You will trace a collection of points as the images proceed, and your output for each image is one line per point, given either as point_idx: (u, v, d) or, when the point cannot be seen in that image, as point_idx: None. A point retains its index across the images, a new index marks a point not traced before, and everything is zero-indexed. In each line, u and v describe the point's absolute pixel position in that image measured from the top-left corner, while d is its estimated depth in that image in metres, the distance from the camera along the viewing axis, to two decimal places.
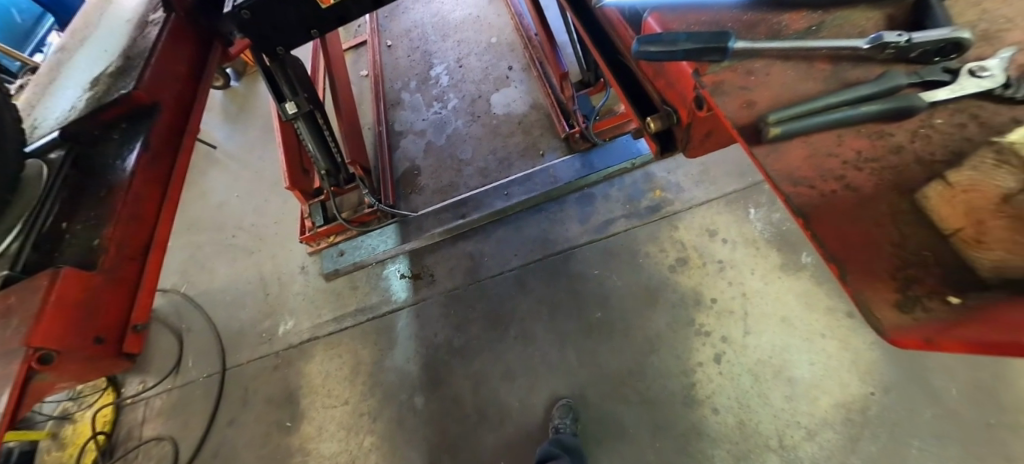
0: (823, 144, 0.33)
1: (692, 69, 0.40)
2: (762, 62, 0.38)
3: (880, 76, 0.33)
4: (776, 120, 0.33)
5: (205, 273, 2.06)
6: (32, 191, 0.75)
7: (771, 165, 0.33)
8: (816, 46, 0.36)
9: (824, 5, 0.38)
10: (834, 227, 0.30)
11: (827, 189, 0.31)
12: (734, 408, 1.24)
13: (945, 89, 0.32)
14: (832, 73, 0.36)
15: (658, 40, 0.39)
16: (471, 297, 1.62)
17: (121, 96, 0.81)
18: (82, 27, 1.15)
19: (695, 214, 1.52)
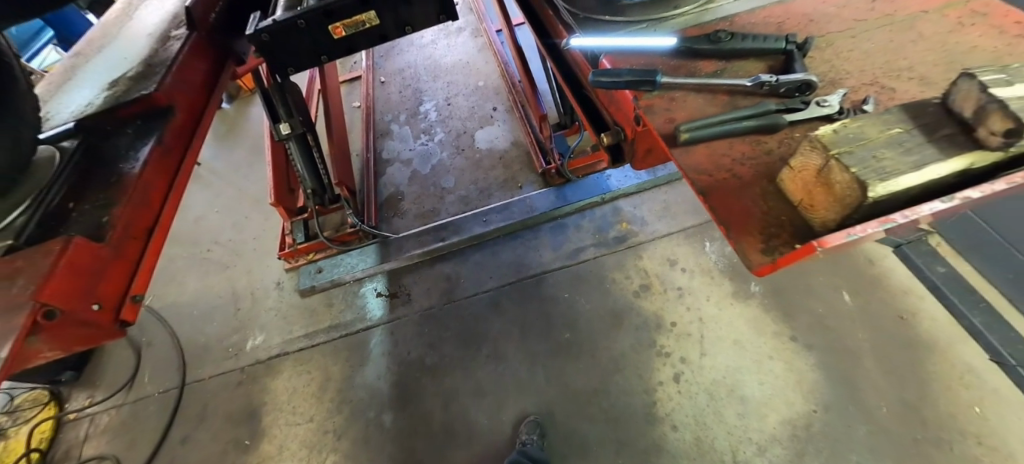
0: (719, 147, 0.45)
1: (632, 96, 0.52)
2: (682, 92, 0.51)
3: (758, 103, 0.47)
4: (686, 129, 0.46)
5: (174, 285, 2.03)
6: (42, 174, 0.81)
7: (682, 161, 0.45)
8: (718, 82, 0.49)
9: (726, 56, 0.53)
10: (723, 202, 0.41)
11: (721, 177, 0.43)
12: (691, 425, 1.31)
13: (801, 113, 0.45)
14: (730, 101, 0.49)
15: (607, 74, 0.52)
16: (447, 316, 1.68)
17: (142, 96, 0.90)
18: (100, 37, 1.23)
19: (657, 245, 1.67)
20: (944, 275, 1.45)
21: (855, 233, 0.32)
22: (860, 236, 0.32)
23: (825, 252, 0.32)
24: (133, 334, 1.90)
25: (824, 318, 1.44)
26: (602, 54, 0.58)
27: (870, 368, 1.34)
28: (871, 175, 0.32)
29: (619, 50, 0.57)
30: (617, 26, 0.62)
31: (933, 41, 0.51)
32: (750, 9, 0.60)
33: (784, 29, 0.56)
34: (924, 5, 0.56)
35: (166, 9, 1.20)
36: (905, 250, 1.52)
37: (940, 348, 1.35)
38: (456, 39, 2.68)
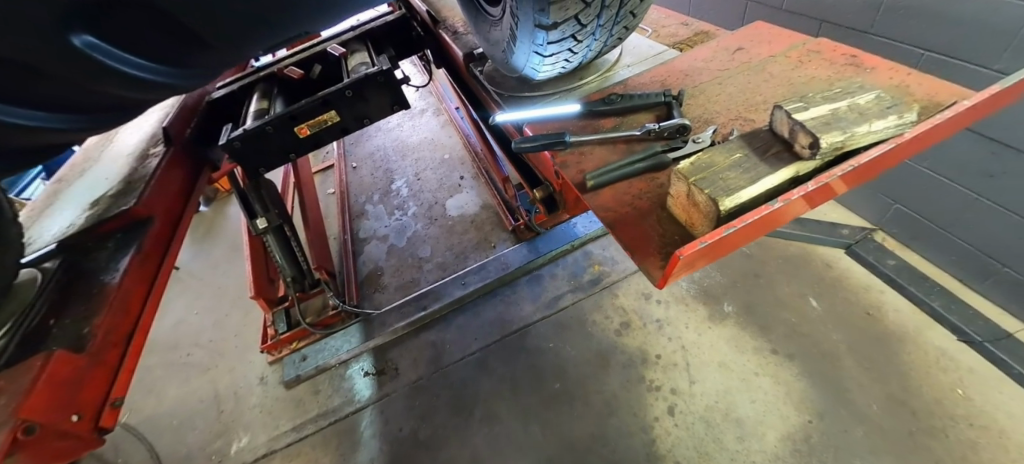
0: (621, 187, 0.54)
1: (551, 155, 0.62)
2: (589, 147, 0.61)
3: (646, 148, 0.57)
4: (592, 177, 0.55)
5: (153, 397, 1.96)
6: (22, 295, 0.87)
7: (589, 203, 0.53)
8: (614, 135, 0.59)
9: (622, 113, 0.65)
10: (626, 231, 0.49)
11: (623, 211, 0.51)
12: (694, 457, 1.30)
13: (682, 151, 0.55)
14: (628, 148, 0.59)
15: (527, 140, 0.61)
16: (438, 382, 1.67)
17: (122, 211, 0.97)
18: (82, 162, 1.33)
19: (630, 282, 1.73)
20: (895, 266, 1.54)
21: (706, 239, 0.39)
22: (710, 242, 0.39)
23: (686, 260, 0.39)
24: (110, 455, 1.79)
25: (798, 327, 1.49)
26: (523, 124, 0.68)
27: (851, 368, 1.37)
28: (720, 192, 0.41)
29: (536, 120, 0.68)
30: (533, 102, 0.75)
31: (780, 77, 0.64)
32: (641, 72, 0.74)
33: (669, 84, 0.69)
34: (771, 51, 0.70)
35: (144, 129, 1.31)
36: (855, 249, 1.62)
37: (912, 337, 1.41)
38: (420, 120, 2.90)
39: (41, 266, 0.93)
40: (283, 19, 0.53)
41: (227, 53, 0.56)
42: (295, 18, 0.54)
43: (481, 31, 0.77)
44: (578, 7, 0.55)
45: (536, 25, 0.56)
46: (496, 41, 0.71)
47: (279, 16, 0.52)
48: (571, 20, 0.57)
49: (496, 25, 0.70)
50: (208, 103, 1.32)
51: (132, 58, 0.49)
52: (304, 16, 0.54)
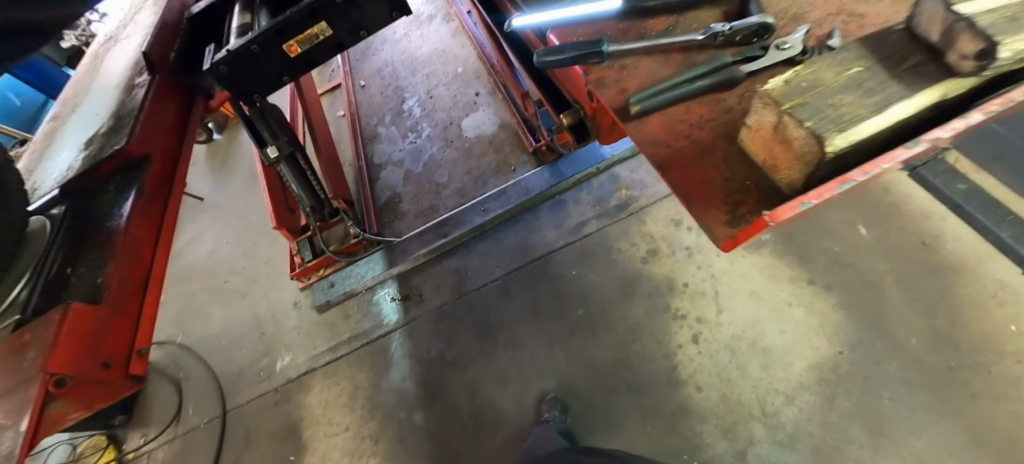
0: (675, 112, 0.42)
1: (582, 71, 0.49)
2: (632, 58, 0.47)
3: (712, 58, 0.43)
4: (636, 101, 0.43)
5: (200, 319, 2.09)
6: (36, 247, 0.84)
7: (632, 134, 0.42)
8: (666, 42, 0.46)
9: (677, 10, 0.50)
10: (682, 174, 0.38)
11: (678, 145, 0.40)
12: (715, 383, 1.30)
13: (760, 62, 0.42)
14: (684, 60, 0.46)
15: (553, 51, 0.49)
16: (462, 307, 1.68)
17: (114, 152, 0.90)
18: (73, 95, 1.25)
19: (660, 207, 1.62)
20: (966, 191, 1.38)
21: (810, 199, 0.30)
22: (816, 203, 0.30)
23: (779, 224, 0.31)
24: (171, 370, 1.97)
25: (842, 256, 1.39)
26: (547, 29, 0.55)
27: (895, 299, 1.29)
28: (828, 125, 0.30)
29: (565, 23, 0.53)
30: None
31: None
32: None
33: None
34: None
35: (128, 55, 1.19)
36: (920, 172, 1.44)
37: (970, 266, 1.29)
38: (428, 28, 2.61)
39: (49, 213, 0.89)
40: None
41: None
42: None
43: None
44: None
45: None
46: None
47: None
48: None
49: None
50: (187, 21, 1.17)
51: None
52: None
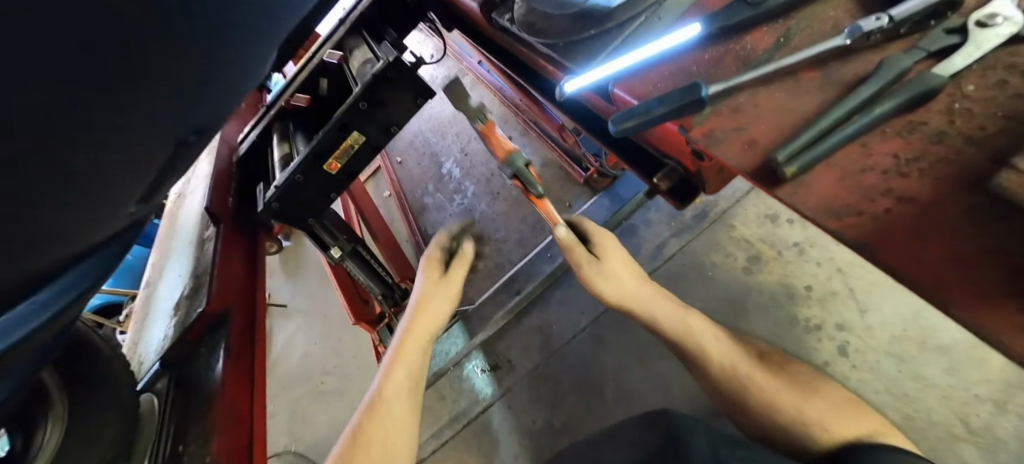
0: (859, 161, 0.36)
1: (677, 126, 0.39)
2: (745, 95, 0.36)
3: (882, 63, 0.32)
4: (786, 158, 0.32)
5: (308, 426, 2.11)
6: (149, 426, 0.86)
7: (810, 203, 0.37)
8: (790, 62, 0.34)
9: (781, 13, 0.38)
10: (902, 254, 0.34)
11: (879, 209, 0.35)
12: (893, 403, 1.05)
13: (967, 48, 0.35)
14: (824, 79, 0.34)
15: (633, 114, 0.39)
16: (558, 364, 1.54)
17: (198, 315, 0.93)
18: (158, 258, 1.33)
19: (746, 206, 1.38)
20: None
21: None
22: None
23: None
24: None
25: None
26: (608, 85, 0.45)
27: None
28: None
29: (632, 75, 0.43)
30: (610, 42, 0.48)
31: None
32: None
33: None
34: None
35: (194, 210, 1.25)
36: None
37: None
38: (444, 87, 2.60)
39: (155, 387, 0.92)
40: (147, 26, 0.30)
41: (139, 154, 0.37)
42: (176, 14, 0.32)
43: None
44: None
45: None
46: None
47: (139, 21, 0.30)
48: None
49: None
50: (238, 164, 1.21)
51: (80, 264, 0.42)
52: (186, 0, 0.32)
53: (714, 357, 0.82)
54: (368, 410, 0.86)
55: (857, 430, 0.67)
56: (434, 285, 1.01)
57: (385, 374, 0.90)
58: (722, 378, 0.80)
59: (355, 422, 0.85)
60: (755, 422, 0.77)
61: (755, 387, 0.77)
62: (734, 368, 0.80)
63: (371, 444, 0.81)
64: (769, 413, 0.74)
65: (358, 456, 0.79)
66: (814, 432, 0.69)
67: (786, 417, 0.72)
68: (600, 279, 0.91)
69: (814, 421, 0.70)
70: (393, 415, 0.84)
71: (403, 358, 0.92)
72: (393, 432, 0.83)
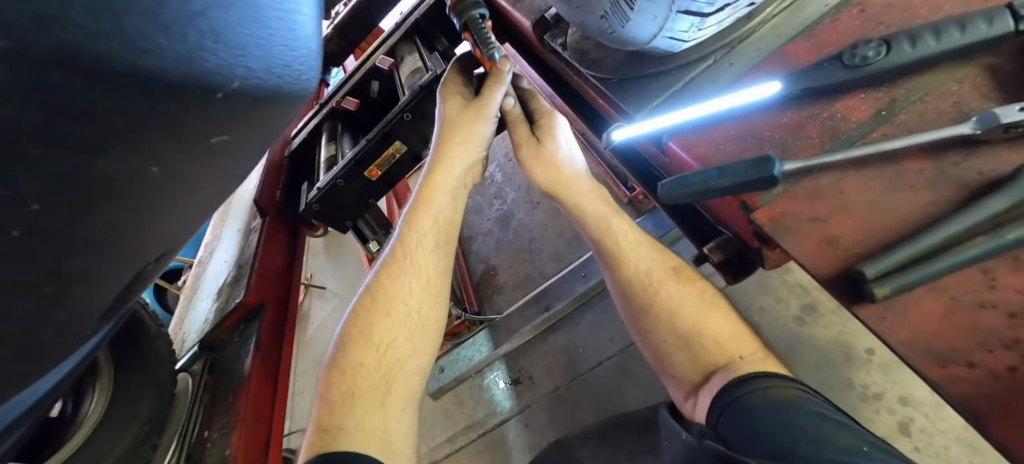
0: (979, 289, 0.26)
1: (738, 202, 0.33)
2: (829, 178, 0.31)
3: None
4: (876, 276, 0.27)
5: None
6: (180, 408, 0.76)
7: (905, 336, 0.27)
8: (892, 147, 0.29)
9: (887, 79, 0.31)
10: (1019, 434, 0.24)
11: (998, 365, 0.24)
12: None
13: None
14: (935, 172, 0.28)
15: (686, 182, 0.34)
16: (585, 408, 0.96)
17: (235, 305, 0.88)
18: (210, 240, 1.35)
19: None
20: None
21: None
22: None
23: None
24: None
25: None
26: (661, 137, 0.39)
27: None
28: None
29: (692, 130, 0.37)
30: (670, 85, 0.42)
31: None
32: None
33: None
34: None
35: (244, 199, 1.26)
36: None
37: None
38: None
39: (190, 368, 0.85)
40: (174, 114, 0.19)
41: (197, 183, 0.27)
42: (209, 100, 0.21)
43: None
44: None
45: None
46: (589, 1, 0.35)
47: (162, 113, 0.19)
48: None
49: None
50: (289, 158, 1.21)
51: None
52: (224, 79, 0.20)
53: (635, 264, 0.51)
54: (388, 257, 0.51)
55: (771, 366, 0.43)
56: (457, 113, 0.54)
57: (406, 217, 0.52)
58: (635, 288, 0.50)
59: (371, 278, 0.51)
60: (661, 340, 0.48)
61: (659, 293, 0.49)
62: (654, 278, 0.50)
63: (392, 303, 0.48)
64: (676, 337, 0.47)
65: (373, 323, 0.48)
66: (703, 358, 0.45)
67: (685, 327, 0.47)
68: (535, 165, 0.55)
69: (710, 343, 0.46)
70: (422, 281, 0.50)
71: (425, 198, 0.53)
72: (418, 297, 0.49)
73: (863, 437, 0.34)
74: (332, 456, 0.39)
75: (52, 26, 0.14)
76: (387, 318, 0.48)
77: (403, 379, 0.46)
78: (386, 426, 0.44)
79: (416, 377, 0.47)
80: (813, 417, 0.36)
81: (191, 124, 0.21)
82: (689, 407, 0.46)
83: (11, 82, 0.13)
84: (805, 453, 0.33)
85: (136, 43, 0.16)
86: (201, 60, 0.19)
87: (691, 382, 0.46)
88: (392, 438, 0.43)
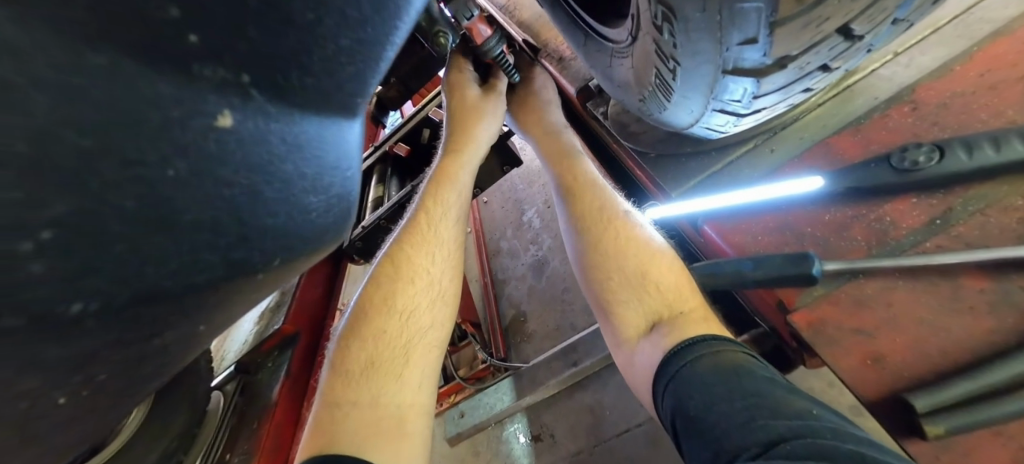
0: None
1: (775, 298, 0.31)
2: (876, 285, 0.29)
3: None
4: (926, 409, 0.24)
5: None
6: (208, 428, 0.75)
7: None
8: (945, 260, 0.27)
9: (941, 185, 0.30)
10: None
11: None
12: None
13: None
14: (997, 296, 0.26)
15: (717, 270, 0.32)
16: None
17: (273, 332, 0.90)
18: None
19: None
20: None
21: None
22: None
23: None
24: None
25: None
26: (697, 219, 0.38)
27: None
28: None
29: (728, 215, 0.37)
30: (706, 167, 0.42)
31: None
32: (927, 71, 0.37)
33: None
34: None
35: None
36: None
37: None
38: None
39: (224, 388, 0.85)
40: (218, 301, 0.17)
41: None
42: (250, 281, 0.18)
43: (593, 59, 0.41)
44: (875, 21, 0.22)
45: (725, 69, 0.24)
46: (630, 84, 0.36)
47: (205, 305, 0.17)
48: (848, 44, 0.23)
49: (625, 55, 0.34)
50: None
51: None
52: (264, 263, 0.18)
53: (590, 200, 0.43)
54: (408, 225, 0.44)
55: (715, 328, 0.33)
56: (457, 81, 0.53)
57: (428, 190, 0.46)
58: (590, 223, 0.41)
59: (387, 247, 0.43)
60: (606, 273, 0.38)
61: (612, 230, 0.40)
62: (610, 216, 0.41)
63: (415, 270, 0.40)
64: (622, 275, 0.37)
65: (393, 289, 0.39)
66: (651, 303, 0.36)
67: (633, 267, 0.37)
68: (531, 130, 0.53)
69: (655, 288, 0.36)
70: (447, 253, 0.43)
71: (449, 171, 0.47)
72: (443, 267, 0.42)
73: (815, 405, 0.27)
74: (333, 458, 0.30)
75: (128, 281, 0.13)
76: (411, 285, 0.40)
77: (422, 353, 0.38)
78: (399, 400, 0.35)
79: (436, 350, 0.39)
80: (766, 385, 0.28)
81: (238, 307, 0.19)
82: (626, 355, 0.36)
83: (90, 327, 0.13)
84: (761, 424, 0.25)
85: (195, 266, 0.15)
86: (249, 258, 0.17)
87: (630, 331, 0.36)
88: (405, 412, 0.35)
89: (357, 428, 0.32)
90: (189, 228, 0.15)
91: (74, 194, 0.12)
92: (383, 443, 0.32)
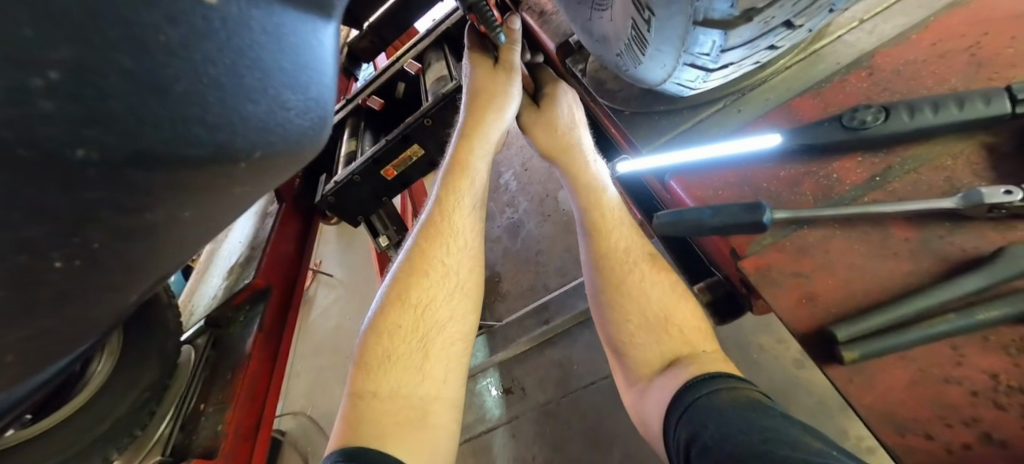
0: (945, 364, 0.27)
1: (728, 247, 0.34)
2: (818, 234, 0.32)
3: (1001, 250, 0.26)
4: (846, 337, 0.27)
5: None
6: (180, 380, 0.74)
7: (870, 399, 0.28)
8: (880, 210, 0.29)
9: (885, 145, 0.32)
10: None
11: (957, 442, 0.25)
12: None
13: None
14: (919, 244, 0.29)
15: (679, 218, 0.34)
16: (575, 432, 0.78)
17: (242, 285, 0.86)
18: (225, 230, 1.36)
19: None
20: None
21: None
22: None
23: None
24: None
25: None
26: (666, 174, 0.40)
27: None
28: None
29: (694, 170, 0.38)
30: (677, 125, 0.43)
31: None
32: (887, 38, 0.39)
33: (978, 74, 0.34)
34: None
35: None
36: None
37: None
38: None
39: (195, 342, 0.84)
40: (187, 174, 0.21)
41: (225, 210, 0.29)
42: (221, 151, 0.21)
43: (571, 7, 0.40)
44: None
45: (695, 20, 0.25)
46: (607, 36, 0.37)
47: (170, 189, 0.21)
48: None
49: (605, 7, 0.34)
50: None
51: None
52: (247, 153, 0.23)
53: (615, 239, 0.47)
54: (425, 221, 0.45)
55: (728, 368, 0.38)
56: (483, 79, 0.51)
57: (444, 180, 0.47)
58: (614, 263, 0.46)
59: (407, 245, 0.45)
60: (632, 314, 0.43)
61: (636, 273, 0.45)
62: (634, 256, 0.46)
63: (432, 262, 0.42)
64: (644, 319, 0.43)
65: (415, 283, 0.41)
66: (669, 344, 0.41)
67: (655, 311, 0.43)
68: (537, 131, 0.54)
69: (675, 332, 0.42)
70: (461, 242, 0.44)
71: (463, 160, 0.48)
72: (460, 257, 0.44)
73: (831, 443, 0.29)
74: (359, 452, 0.32)
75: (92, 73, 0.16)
76: (428, 277, 0.42)
77: (440, 343, 0.40)
78: (423, 394, 0.37)
79: (456, 345, 0.41)
80: (789, 428, 0.30)
81: (204, 177, 0.22)
82: (639, 391, 0.41)
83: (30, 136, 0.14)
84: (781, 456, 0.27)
85: (169, 127, 0.19)
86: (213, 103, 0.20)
87: (649, 371, 0.41)
88: (429, 405, 0.37)
89: (375, 423, 0.35)
90: (180, 96, 0.19)
91: (83, 45, 0.15)
92: (407, 433, 0.35)
